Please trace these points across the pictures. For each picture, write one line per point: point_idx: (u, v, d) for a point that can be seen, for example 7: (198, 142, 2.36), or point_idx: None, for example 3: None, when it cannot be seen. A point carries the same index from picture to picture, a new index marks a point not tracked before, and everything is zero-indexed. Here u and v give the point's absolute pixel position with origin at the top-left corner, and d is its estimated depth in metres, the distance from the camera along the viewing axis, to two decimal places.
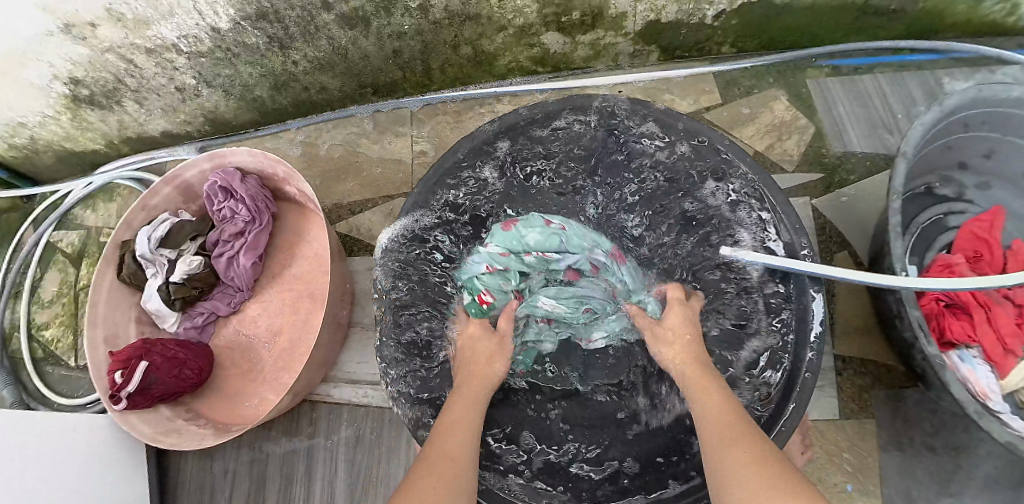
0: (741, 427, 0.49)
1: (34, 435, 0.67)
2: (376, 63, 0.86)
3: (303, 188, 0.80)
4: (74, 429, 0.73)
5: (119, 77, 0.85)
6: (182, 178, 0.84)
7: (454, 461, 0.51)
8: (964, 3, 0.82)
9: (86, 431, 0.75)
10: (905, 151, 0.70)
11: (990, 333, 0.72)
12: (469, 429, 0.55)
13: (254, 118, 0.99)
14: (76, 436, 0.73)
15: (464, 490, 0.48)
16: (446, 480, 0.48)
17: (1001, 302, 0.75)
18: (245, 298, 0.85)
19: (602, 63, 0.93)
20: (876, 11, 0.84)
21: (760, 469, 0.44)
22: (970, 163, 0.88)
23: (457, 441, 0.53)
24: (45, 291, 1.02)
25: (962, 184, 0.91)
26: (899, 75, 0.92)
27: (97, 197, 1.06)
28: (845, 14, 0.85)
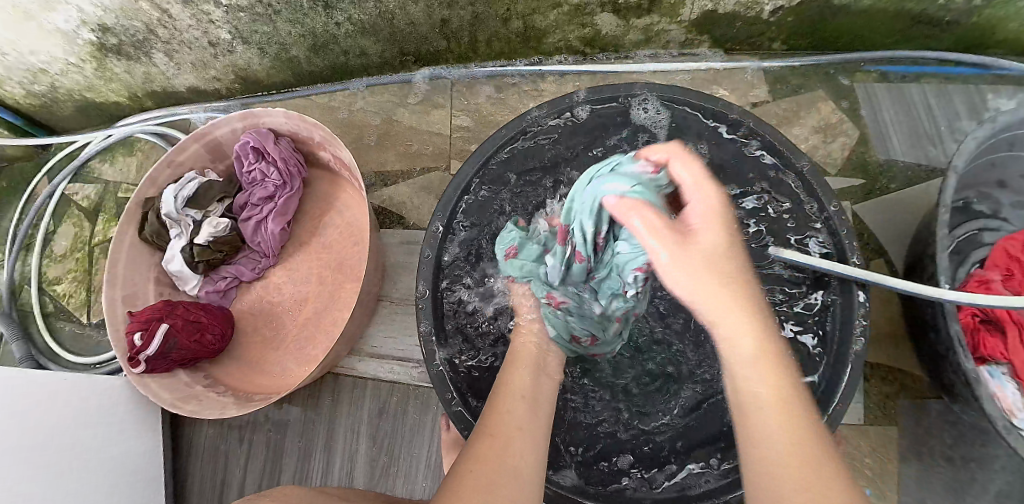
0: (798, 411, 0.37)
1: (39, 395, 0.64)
2: (421, 31, 0.83)
3: (340, 154, 0.77)
4: (82, 389, 0.70)
5: (151, 27, 0.81)
6: (212, 136, 0.80)
7: (497, 437, 0.44)
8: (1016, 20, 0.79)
9: (93, 391, 0.72)
10: (958, 166, 0.69)
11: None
12: (523, 398, 0.49)
13: (286, 79, 0.96)
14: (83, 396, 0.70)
15: (525, 483, 0.41)
16: (496, 469, 0.40)
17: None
18: (270, 265, 0.83)
19: (650, 49, 0.90)
20: (929, 21, 0.81)
21: (800, 449, 0.35)
22: (1010, 181, 0.87)
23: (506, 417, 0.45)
24: (57, 245, 0.99)
25: (998, 202, 0.90)
26: (944, 87, 0.90)
27: (115, 151, 1.03)
28: (898, 22, 0.82)
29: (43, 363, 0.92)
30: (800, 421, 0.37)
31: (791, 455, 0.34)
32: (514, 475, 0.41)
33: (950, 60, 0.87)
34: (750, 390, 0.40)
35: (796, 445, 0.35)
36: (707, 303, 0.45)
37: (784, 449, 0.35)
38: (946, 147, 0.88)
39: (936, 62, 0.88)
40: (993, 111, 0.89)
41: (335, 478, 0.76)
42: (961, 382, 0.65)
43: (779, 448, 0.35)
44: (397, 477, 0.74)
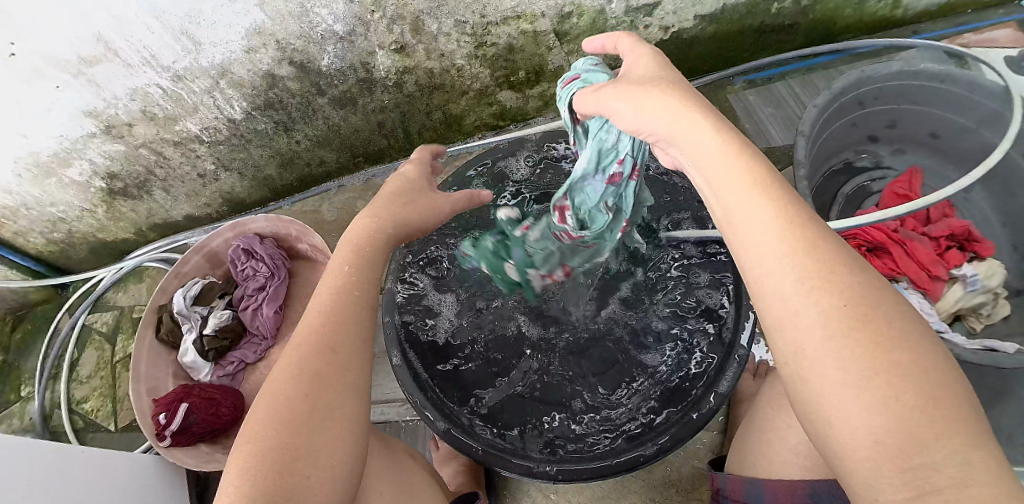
0: (819, 255, 0.36)
1: (102, 466, 0.78)
2: (365, 135, 1.03)
3: (315, 242, 0.94)
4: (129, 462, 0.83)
5: (150, 168, 1.01)
6: (209, 247, 0.97)
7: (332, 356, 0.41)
8: (848, 7, 1.07)
9: (138, 464, 0.84)
10: (802, 131, 0.90)
11: (913, 265, 0.95)
12: (328, 349, 0.41)
13: (264, 195, 1.15)
14: (131, 467, 0.83)
15: (354, 393, 0.41)
16: (327, 391, 0.39)
17: (920, 238, 0.99)
18: (269, 345, 0.96)
19: (551, 112, 1.11)
20: (770, 30, 1.09)
21: (826, 334, 0.34)
22: (879, 134, 1.11)
23: (292, 359, 0.40)
24: (81, 369, 1.13)
25: (880, 154, 1.14)
26: (806, 78, 1.17)
27: (127, 279, 1.20)
28: (746, 37, 1.09)
29: None
30: (842, 279, 0.35)
31: (830, 332, 0.34)
32: (344, 395, 0.40)
33: (809, 54, 1.13)
34: (754, 243, 0.38)
35: (824, 303, 0.35)
36: (760, 244, 0.38)
37: (812, 301, 0.35)
38: None
39: (798, 59, 1.15)
40: None
41: None
42: None
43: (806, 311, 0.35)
44: None
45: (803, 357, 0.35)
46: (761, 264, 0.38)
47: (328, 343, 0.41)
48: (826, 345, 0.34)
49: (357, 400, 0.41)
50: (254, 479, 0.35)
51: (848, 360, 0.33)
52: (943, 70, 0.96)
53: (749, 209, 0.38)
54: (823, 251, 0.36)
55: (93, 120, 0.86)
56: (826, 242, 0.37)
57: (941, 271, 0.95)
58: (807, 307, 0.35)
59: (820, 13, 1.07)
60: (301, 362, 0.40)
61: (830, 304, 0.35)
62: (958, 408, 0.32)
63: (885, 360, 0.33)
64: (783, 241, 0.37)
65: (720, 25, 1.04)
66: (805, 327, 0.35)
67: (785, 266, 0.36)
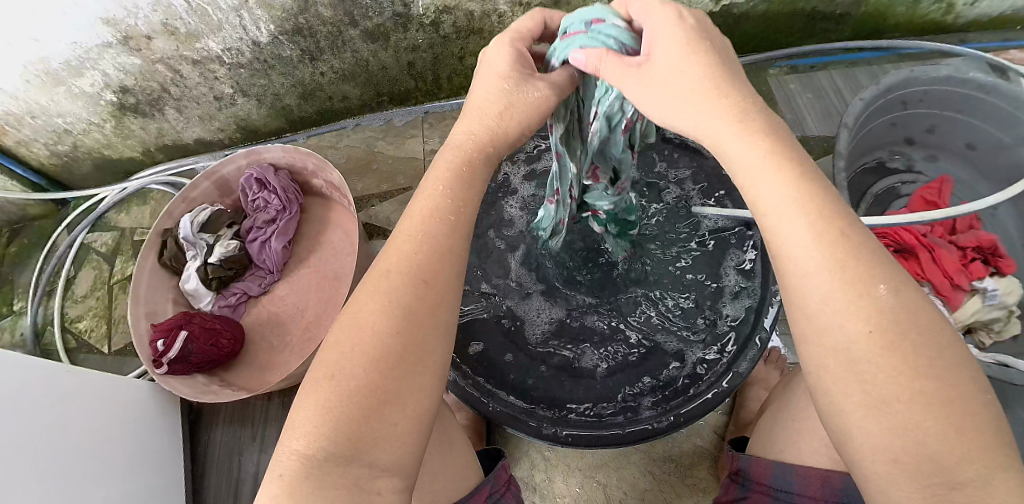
0: (860, 255, 0.32)
1: (111, 392, 0.76)
2: (392, 74, 0.99)
3: (332, 178, 0.91)
4: (138, 391, 0.82)
5: (165, 86, 0.97)
6: (220, 174, 0.93)
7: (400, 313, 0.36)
8: (902, 5, 1.02)
9: (145, 394, 0.83)
10: (846, 122, 0.85)
11: (938, 272, 0.92)
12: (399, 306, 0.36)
13: (281, 126, 1.11)
14: (139, 397, 0.81)
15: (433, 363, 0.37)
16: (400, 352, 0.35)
17: (945, 245, 0.95)
18: (274, 280, 0.93)
19: None
20: (824, 16, 1.03)
21: (878, 352, 0.31)
22: (916, 137, 1.06)
23: (371, 307, 0.36)
24: (78, 287, 1.10)
25: (913, 157, 1.08)
26: (850, 70, 1.13)
27: (131, 201, 1.16)
28: (796, 19, 1.03)
29: None
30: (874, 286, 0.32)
31: (872, 350, 0.31)
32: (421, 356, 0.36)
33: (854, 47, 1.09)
34: (784, 235, 0.34)
35: (857, 315, 0.32)
36: (801, 242, 0.33)
37: (844, 315, 0.32)
38: None
39: (843, 52, 1.10)
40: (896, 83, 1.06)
41: None
42: None
43: (846, 325, 0.32)
44: None
45: (834, 364, 0.32)
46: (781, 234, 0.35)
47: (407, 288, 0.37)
48: (867, 362, 0.31)
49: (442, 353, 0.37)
50: (337, 421, 0.33)
51: (881, 374, 0.31)
52: (989, 80, 0.91)
53: (768, 177, 0.35)
54: (866, 262, 0.32)
55: (110, 29, 0.82)
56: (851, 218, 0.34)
57: (964, 280, 0.91)
58: (836, 307, 0.32)
59: (872, 6, 1.01)
60: (398, 300, 0.36)
61: (865, 318, 0.31)
62: (980, 433, 0.29)
63: (915, 389, 0.30)
64: (817, 229, 0.33)
65: (772, 4, 0.98)
66: (842, 337, 0.32)
67: (808, 245, 0.33)
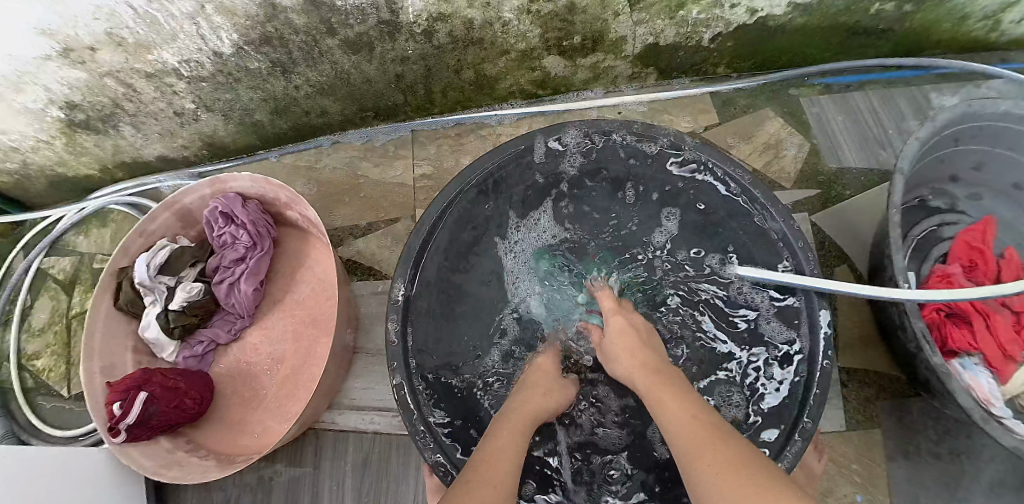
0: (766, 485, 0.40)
1: (28, 462, 0.69)
2: (378, 87, 0.86)
3: (308, 213, 0.79)
4: (63, 454, 0.74)
5: (117, 101, 0.84)
6: (181, 204, 0.83)
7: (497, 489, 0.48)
8: (948, 20, 0.86)
9: (78, 456, 0.76)
10: (903, 167, 0.71)
11: (991, 340, 0.75)
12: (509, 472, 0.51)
13: (252, 143, 0.98)
14: (67, 460, 0.74)
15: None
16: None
17: (1000, 309, 0.79)
18: (246, 325, 0.84)
19: (601, 85, 0.93)
20: (864, 31, 0.88)
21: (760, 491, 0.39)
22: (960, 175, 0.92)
23: (498, 468, 0.50)
24: (34, 319, 1.00)
25: (954, 196, 0.94)
26: (886, 91, 0.95)
27: (90, 221, 1.04)
28: (836, 36, 0.88)
29: (24, 441, 0.92)
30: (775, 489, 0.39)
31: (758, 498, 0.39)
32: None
33: (892, 65, 0.92)
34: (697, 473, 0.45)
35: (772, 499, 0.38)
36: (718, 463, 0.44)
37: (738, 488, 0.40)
38: (896, 148, 0.92)
39: (880, 69, 0.94)
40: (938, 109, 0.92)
41: None
42: (934, 377, 0.67)
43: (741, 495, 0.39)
44: None
45: None
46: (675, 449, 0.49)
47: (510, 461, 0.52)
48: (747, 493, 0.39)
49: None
50: None
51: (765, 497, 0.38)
52: None
53: (677, 423, 0.51)
54: (752, 470, 0.42)
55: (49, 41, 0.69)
56: (743, 455, 0.44)
57: (1019, 351, 0.75)
58: (717, 491, 0.42)
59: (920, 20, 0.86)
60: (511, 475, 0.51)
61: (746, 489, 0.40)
62: None
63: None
64: (750, 489, 0.40)
65: (812, 17, 0.84)
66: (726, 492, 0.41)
67: (696, 469, 0.45)
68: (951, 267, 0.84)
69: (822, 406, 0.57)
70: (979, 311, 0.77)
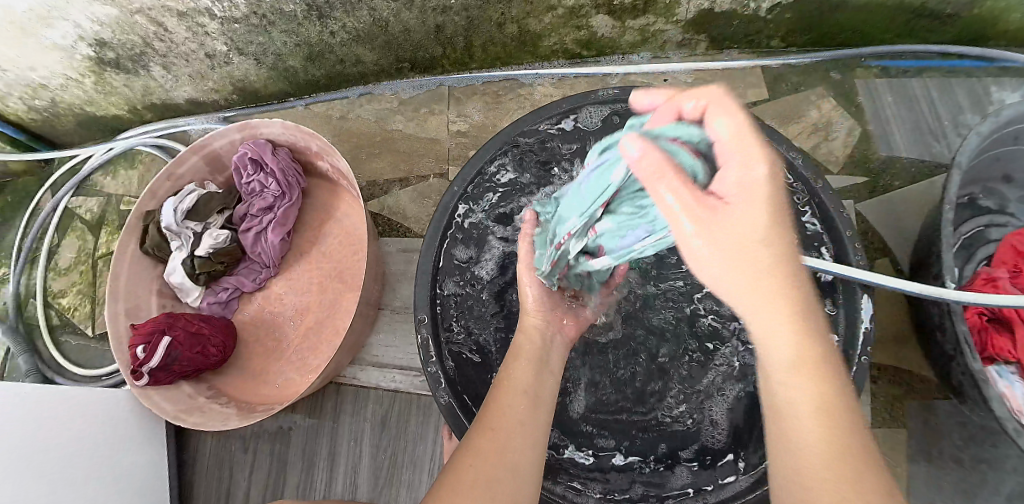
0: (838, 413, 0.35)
1: (52, 404, 0.68)
2: (416, 38, 0.82)
3: (338, 164, 0.77)
4: (86, 396, 0.74)
5: (148, 40, 0.82)
6: (210, 148, 0.81)
7: (498, 433, 0.43)
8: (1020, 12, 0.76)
9: (99, 398, 0.75)
10: (961, 162, 0.67)
11: None
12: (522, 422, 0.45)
13: (283, 89, 0.95)
14: (90, 402, 0.73)
15: (523, 477, 0.42)
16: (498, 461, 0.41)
17: None
18: (271, 275, 0.83)
19: (648, 50, 0.88)
20: (932, 14, 0.78)
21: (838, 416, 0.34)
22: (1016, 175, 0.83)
23: (503, 415, 0.45)
24: (61, 258, 1.01)
25: (1005, 196, 0.86)
26: (947, 81, 0.88)
27: (117, 163, 1.04)
28: (899, 16, 0.79)
29: (49, 377, 0.94)
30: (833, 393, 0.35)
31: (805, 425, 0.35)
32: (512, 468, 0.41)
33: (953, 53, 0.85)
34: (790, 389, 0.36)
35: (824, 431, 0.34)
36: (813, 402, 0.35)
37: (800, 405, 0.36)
38: (951, 142, 0.86)
39: (938, 57, 0.86)
40: (997, 104, 0.86)
41: (339, 489, 0.77)
42: (969, 382, 0.64)
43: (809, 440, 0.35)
44: (399, 486, 0.75)
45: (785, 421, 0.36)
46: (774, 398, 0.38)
47: (517, 396, 0.47)
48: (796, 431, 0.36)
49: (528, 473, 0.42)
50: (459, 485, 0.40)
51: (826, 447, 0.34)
52: None
53: (779, 327, 0.36)
54: (843, 424, 0.34)
55: None
56: (841, 403, 0.35)
57: None
58: (808, 429, 0.35)
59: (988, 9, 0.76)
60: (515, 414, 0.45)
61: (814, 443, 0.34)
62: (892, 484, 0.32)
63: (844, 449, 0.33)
64: (819, 384, 0.36)
65: None
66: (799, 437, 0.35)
67: (799, 381, 0.36)
68: (997, 270, 0.78)
69: None
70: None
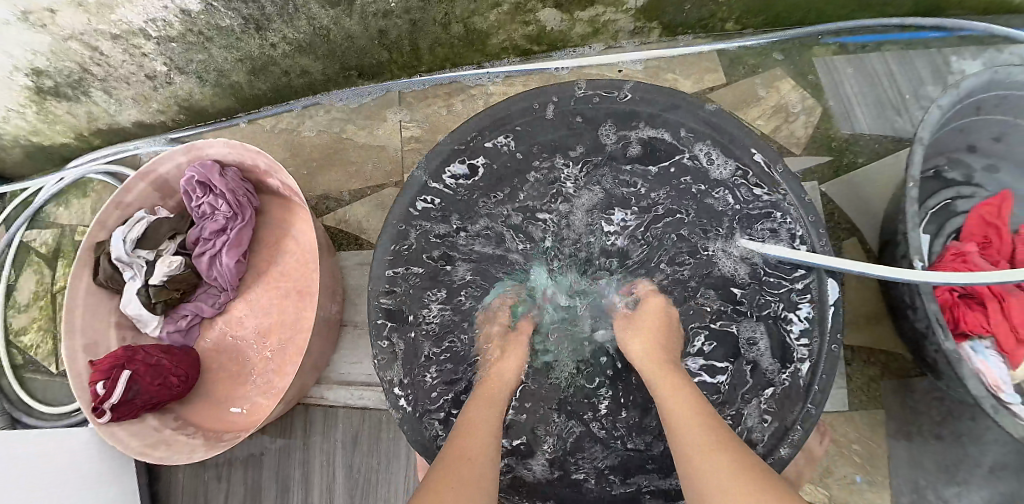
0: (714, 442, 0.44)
1: (19, 459, 0.67)
2: (361, 44, 0.80)
3: (287, 180, 0.75)
4: (52, 444, 0.73)
5: (84, 65, 0.79)
6: (157, 173, 0.79)
7: (473, 462, 0.49)
8: None
9: (66, 443, 0.74)
10: (922, 137, 0.66)
11: (1004, 323, 0.69)
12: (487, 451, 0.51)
13: (231, 106, 0.93)
14: (57, 451, 0.72)
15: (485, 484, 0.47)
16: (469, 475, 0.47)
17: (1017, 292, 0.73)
18: (230, 299, 0.81)
19: (601, 41, 0.86)
20: None
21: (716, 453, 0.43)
22: (980, 145, 0.83)
23: (481, 446, 0.51)
24: (19, 295, 0.98)
25: (971, 166, 0.86)
26: (905, 53, 0.87)
27: (69, 193, 1.01)
28: None
29: (16, 417, 0.92)
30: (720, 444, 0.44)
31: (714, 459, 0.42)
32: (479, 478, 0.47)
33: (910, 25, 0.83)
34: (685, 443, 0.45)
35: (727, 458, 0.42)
36: (691, 445, 0.45)
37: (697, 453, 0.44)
38: (912, 115, 0.85)
39: (896, 29, 0.86)
40: (957, 74, 0.85)
41: None
42: (943, 360, 0.64)
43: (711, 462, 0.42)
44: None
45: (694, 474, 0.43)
46: (684, 446, 0.46)
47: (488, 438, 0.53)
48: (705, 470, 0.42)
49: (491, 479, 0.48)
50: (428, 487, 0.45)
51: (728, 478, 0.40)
52: None
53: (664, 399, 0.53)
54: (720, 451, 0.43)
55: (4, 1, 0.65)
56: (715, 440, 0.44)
57: None
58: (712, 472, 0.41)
59: None
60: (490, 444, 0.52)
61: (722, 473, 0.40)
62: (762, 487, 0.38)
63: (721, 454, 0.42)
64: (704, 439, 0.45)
65: None
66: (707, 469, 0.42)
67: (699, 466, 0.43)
68: (966, 244, 0.77)
69: (826, 393, 0.54)
70: (993, 293, 0.71)
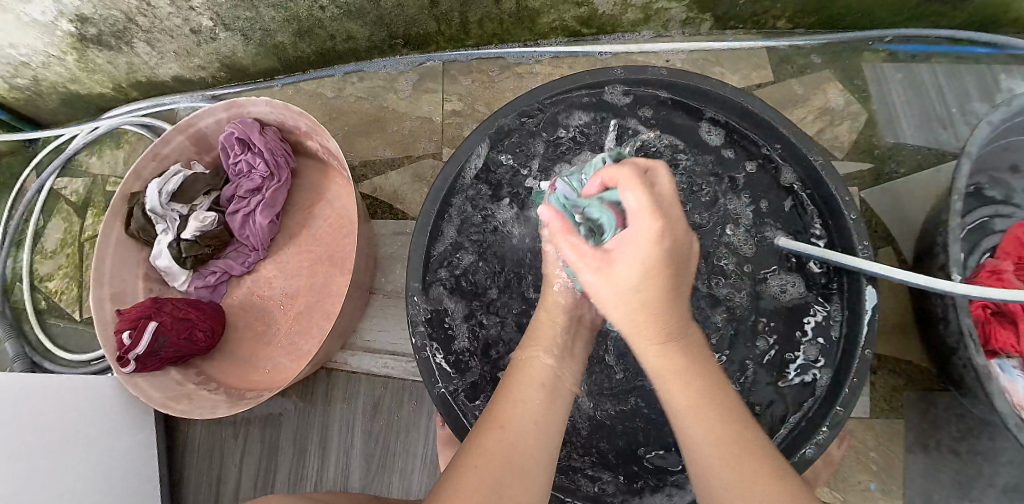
0: (735, 438, 0.35)
1: (43, 400, 0.67)
2: (409, 13, 0.79)
3: (328, 144, 0.74)
4: (78, 387, 0.73)
5: (131, 15, 0.78)
6: (196, 127, 0.79)
7: (508, 430, 0.38)
8: None
9: (88, 389, 0.74)
10: (971, 150, 0.64)
11: None
12: (535, 421, 0.40)
13: (272, 66, 0.92)
14: (80, 395, 0.72)
15: (537, 477, 0.37)
16: (511, 457, 0.36)
17: None
18: (261, 258, 0.81)
19: (650, 28, 0.84)
20: None
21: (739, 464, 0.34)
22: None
23: (518, 411, 0.40)
24: (46, 241, 0.98)
25: (1012, 187, 0.83)
26: (955, 68, 0.84)
27: (102, 143, 1.01)
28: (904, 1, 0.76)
29: (36, 362, 0.93)
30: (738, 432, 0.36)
31: (721, 467, 0.35)
32: (525, 462, 0.37)
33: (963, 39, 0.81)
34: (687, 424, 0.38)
35: (734, 450, 0.35)
36: (707, 425, 0.37)
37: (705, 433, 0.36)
38: (958, 129, 0.83)
39: (947, 41, 0.82)
40: (1006, 93, 0.83)
41: (331, 475, 0.76)
42: (971, 376, 0.63)
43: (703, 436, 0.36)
44: (392, 474, 0.74)
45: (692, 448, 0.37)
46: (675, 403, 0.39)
47: (532, 387, 0.44)
48: (719, 467, 0.35)
49: (545, 462, 0.38)
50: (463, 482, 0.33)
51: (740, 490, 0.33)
52: None
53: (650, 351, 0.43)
54: (728, 437, 0.36)
55: None
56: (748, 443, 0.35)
57: None
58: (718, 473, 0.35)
59: None
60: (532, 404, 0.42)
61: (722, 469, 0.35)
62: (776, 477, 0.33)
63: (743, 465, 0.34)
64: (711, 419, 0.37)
65: None
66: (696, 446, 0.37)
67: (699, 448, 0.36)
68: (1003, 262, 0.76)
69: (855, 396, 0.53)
70: None
